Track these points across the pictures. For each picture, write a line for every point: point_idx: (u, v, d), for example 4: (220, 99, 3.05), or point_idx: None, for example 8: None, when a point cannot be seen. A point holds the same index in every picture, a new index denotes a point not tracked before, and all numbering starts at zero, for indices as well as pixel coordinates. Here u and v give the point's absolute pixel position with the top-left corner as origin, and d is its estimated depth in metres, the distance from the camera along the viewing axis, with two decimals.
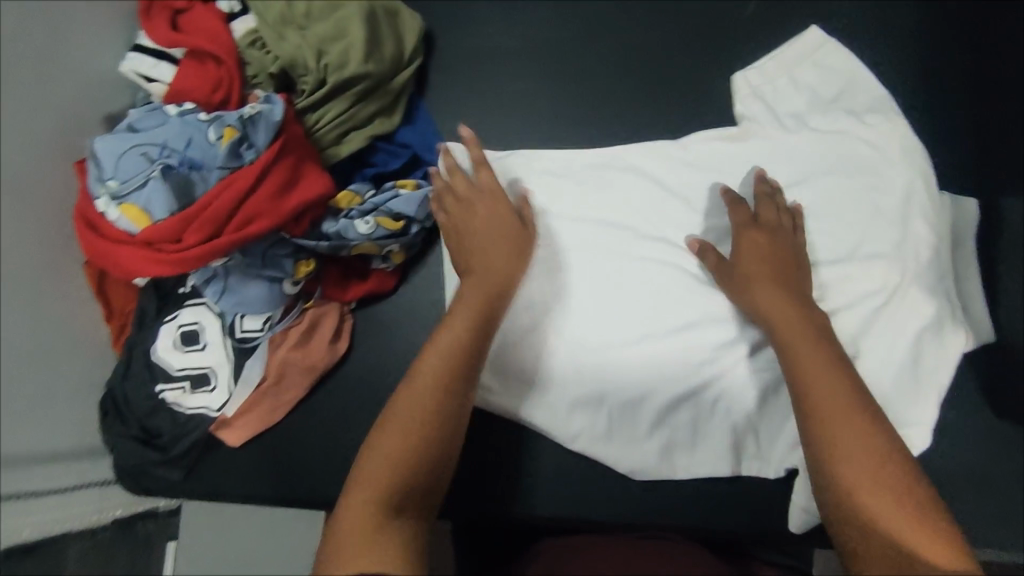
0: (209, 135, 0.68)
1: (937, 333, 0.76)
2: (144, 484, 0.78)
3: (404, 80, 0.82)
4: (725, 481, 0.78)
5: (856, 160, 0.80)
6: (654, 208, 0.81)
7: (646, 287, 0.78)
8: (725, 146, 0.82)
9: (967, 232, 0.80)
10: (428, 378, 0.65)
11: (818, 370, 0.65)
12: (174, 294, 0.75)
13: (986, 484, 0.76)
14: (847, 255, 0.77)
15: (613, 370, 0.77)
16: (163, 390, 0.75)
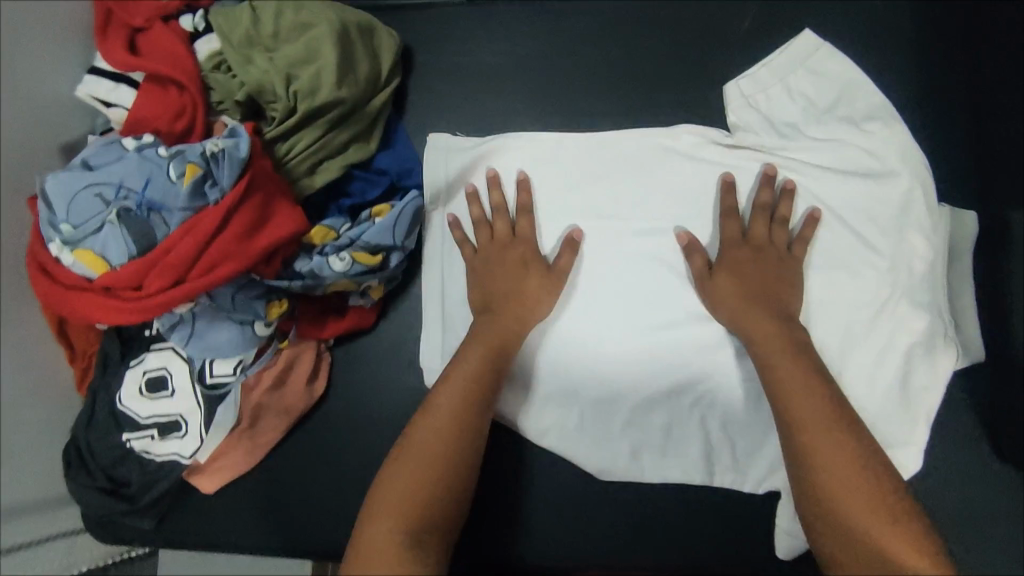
0: (169, 173, 0.63)
1: (927, 350, 0.72)
2: (117, 535, 0.75)
3: (382, 103, 0.78)
4: (722, 523, 0.74)
5: (851, 168, 0.75)
6: (641, 205, 0.75)
7: (631, 288, 0.73)
8: (719, 151, 0.76)
9: (966, 245, 0.76)
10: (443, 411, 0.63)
11: (797, 380, 0.62)
12: (139, 337, 0.72)
13: (987, 518, 0.73)
14: (840, 266, 0.72)
15: (591, 380, 0.73)
16: (130, 439, 0.71)
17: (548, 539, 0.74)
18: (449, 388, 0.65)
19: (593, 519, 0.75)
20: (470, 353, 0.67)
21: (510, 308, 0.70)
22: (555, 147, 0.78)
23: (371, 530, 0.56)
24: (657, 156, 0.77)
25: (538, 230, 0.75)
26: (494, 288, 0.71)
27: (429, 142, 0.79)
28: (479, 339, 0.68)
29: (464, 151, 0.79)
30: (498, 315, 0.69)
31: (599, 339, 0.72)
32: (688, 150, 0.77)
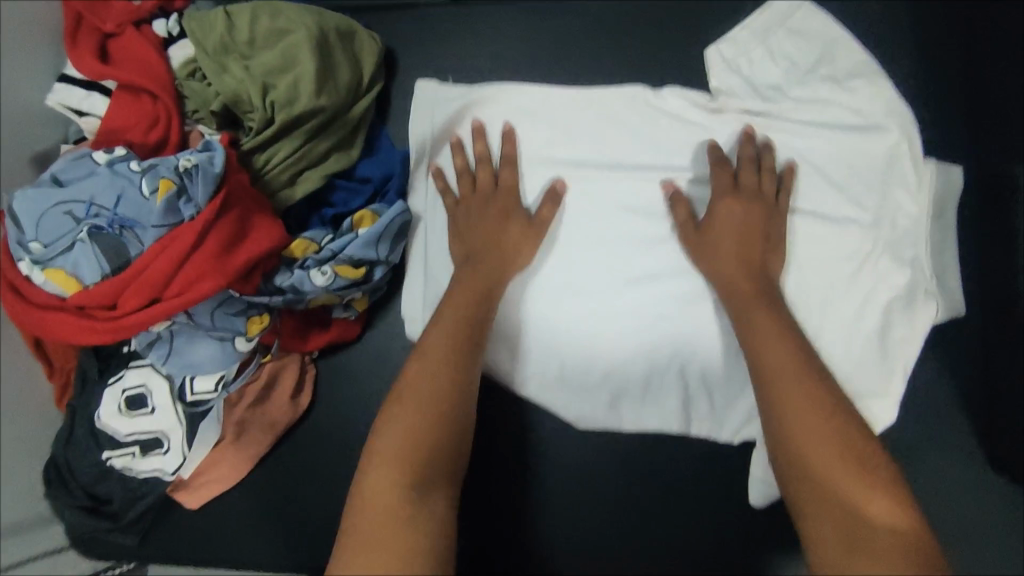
0: (142, 189, 0.61)
1: (908, 303, 0.67)
2: (99, 550, 0.75)
3: (364, 109, 0.76)
4: (716, 536, 0.71)
5: (836, 124, 0.71)
6: (625, 147, 0.75)
7: (616, 235, 0.73)
8: (697, 115, 0.74)
9: (950, 202, 0.70)
10: (437, 353, 0.61)
11: (773, 341, 0.60)
12: (118, 354, 0.70)
13: (1000, 530, 0.65)
14: (821, 215, 0.69)
15: (570, 329, 0.72)
16: (110, 457, 0.69)
17: (559, 533, 0.72)
18: (438, 332, 0.63)
19: (599, 515, 0.72)
20: (453, 301, 0.66)
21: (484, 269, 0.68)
22: (543, 99, 0.77)
23: (371, 474, 0.52)
24: (643, 115, 0.75)
25: (523, 180, 0.75)
26: (477, 244, 0.70)
27: (421, 86, 0.79)
28: (465, 285, 0.67)
29: (453, 98, 0.79)
30: (474, 276, 0.68)
31: (579, 283, 0.73)
32: (672, 109, 0.75)
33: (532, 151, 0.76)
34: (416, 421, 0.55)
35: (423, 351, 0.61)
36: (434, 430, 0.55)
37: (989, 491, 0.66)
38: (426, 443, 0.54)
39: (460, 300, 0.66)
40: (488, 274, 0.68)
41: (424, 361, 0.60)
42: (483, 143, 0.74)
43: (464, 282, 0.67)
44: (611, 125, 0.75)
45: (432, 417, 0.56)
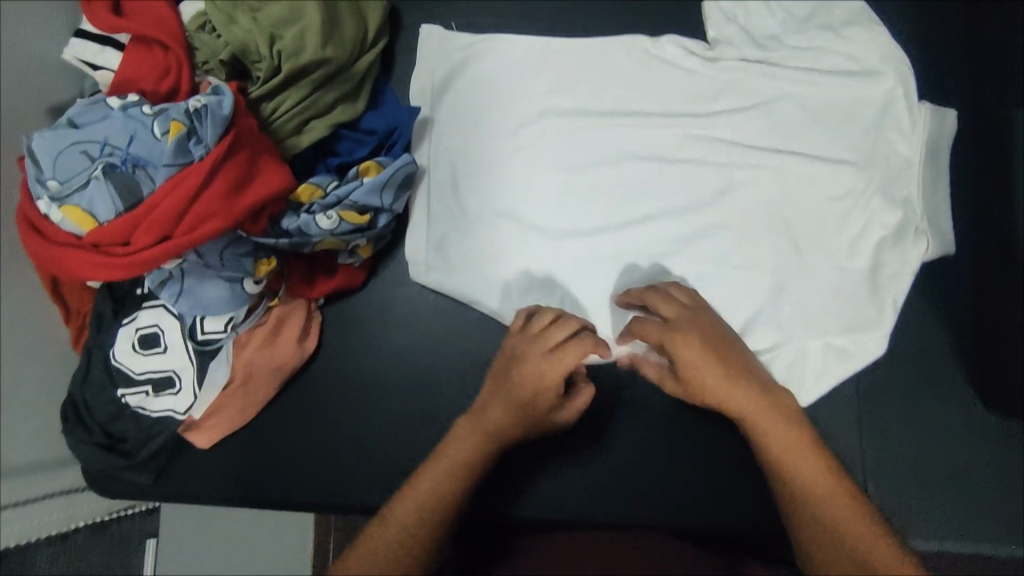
0: (154, 130, 0.64)
1: (899, 239, 0.69)
2: (111, 489, 0.77)
3: (369, 63, 0.78)
4: (709, 477, 0.74)
5: (832, 70, 0.73)
6: (624, 94, 0.77)
7: (618, 180, 0.75)
8: (699, 67, 0.76)
9: (943, 146, 0.71)
10: (417, 497, 0.59)
11: (790, 452, 0.57)
12: (131, 295, 0.73)
13: (1009, 464, 0.65)
14: (810, 154, 0.72)
15: (570, 270, 0.75)
16: (125, 394, 0.73)
17: (551, 503, 0.74)
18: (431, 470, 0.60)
19: (593, 476, 0.74)
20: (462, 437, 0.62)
21: (510, 421, 0.62)
22: (542, 51, 0.80)
23: None
24: (642, 65, 0.77)
25: (525, 126, 0.78)
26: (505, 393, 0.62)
27: (424, 31, 0.82)
28: (472, 426, 0.63)
29: (458, 48, 0.82)
30: (505, 427, 0.62)
31: (578, 225, 0.75)
32: (672, 60, 0.77)
33: (535, 102, 0.79)
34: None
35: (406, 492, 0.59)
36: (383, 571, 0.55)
37: (982, 432, 0.66)
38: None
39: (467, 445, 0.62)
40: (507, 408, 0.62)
41: (416, 510, 0.58)
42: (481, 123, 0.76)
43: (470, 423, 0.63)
44: (612, 76, 0.77)
45: (399, 557, 0.56)
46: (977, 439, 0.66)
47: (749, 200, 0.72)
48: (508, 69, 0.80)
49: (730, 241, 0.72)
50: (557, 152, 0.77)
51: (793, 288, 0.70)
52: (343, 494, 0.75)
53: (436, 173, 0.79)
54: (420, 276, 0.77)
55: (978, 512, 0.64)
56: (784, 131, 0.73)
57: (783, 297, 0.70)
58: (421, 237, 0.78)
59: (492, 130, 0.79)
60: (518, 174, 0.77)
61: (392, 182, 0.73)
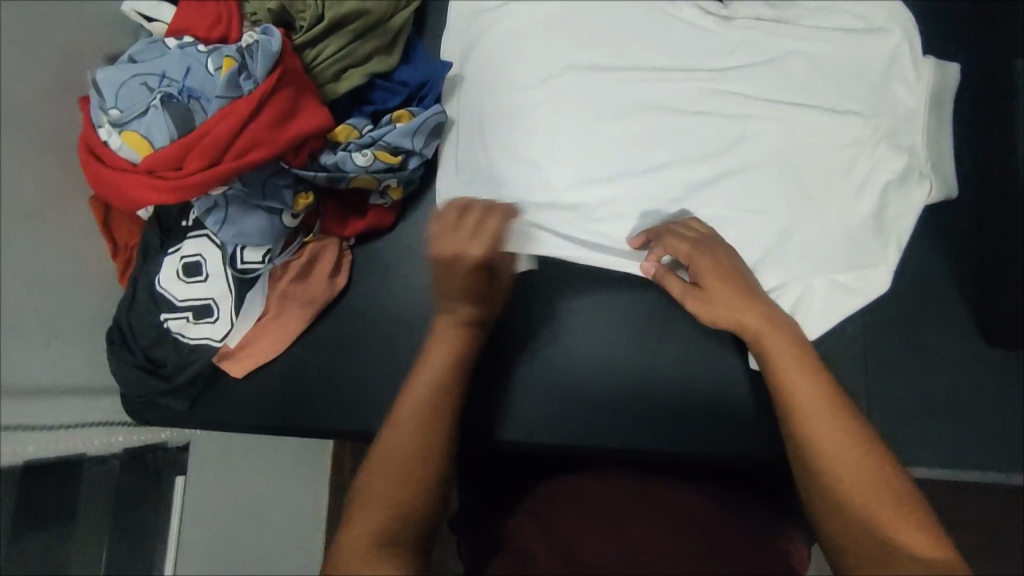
0: (208, 66, 0.69)
1: (902, 183, 0.73)
2: (144, 416, 0.81)
3: (404, 19, 0.82)
4: (723, 410, 0.77)
5: (840, 28, 0.77)
6: (644, 50, 0.81)
7: (637, 131, 0.78)
8: (715, 27, 0.80)
9: (946, 98, 0.75)
10: (415, 402, 0.58)
11: (790, 368, 0.57)
12: (177, 227, 0.78)
13: (999, 397, 0.71)
14: (820, 106, 0.75)
15: (591, 214, 0.77)
16: (166, 320, 0.77)
17: (574, 428, 0.76)
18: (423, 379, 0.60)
19: (613, 414, 0.77)
20: (435, 350, 0.62)
21: (479, 307, 0.64)
22: (563, 14, 0.83)
23: (354, 512, 0.52)
24: (659, 23, 0.81)
25: (550, 79, 0.81)
26: (446, 290, 0.63)
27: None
28: (444, 337, 0.62)
29: (485, 11, 0.86)
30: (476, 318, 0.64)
31: (599, 171, 0.78)
32: (689, 19, 0.81)
33: (558, 59, 0.82)
34: (390, 477, 0.54)
35: (404, 398, 0.59)
36: (401, 487, 0.53)
37: (976, 366, 0.71)
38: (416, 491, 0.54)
39: (441, 352, 0.61)
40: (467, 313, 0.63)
41: (414, 425, 0.57)
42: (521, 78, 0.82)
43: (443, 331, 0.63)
44: (632, 33, 0.81)
45: (414, 465, 0.55)
46: (971, 374, 0.71)
47: (760, 149, 0.75)
48: (531, 29, 0.83)
49: (742, 184, 0.75)
50: (578, 105, 0.80)
51: (801, 229, 0.73)
52: (368, 423, 0.79)
53: (464, 125, 0.83)
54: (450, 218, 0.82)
55: (969, 440, 0.70)
56: (796, 84, 0.76)
57: (791, 237, 0.73)
58: (448, 182, 0.82)
59: (514, 88, 0.82)
60: (544, 126, 0.80)
61: (422, 129, 0.77)
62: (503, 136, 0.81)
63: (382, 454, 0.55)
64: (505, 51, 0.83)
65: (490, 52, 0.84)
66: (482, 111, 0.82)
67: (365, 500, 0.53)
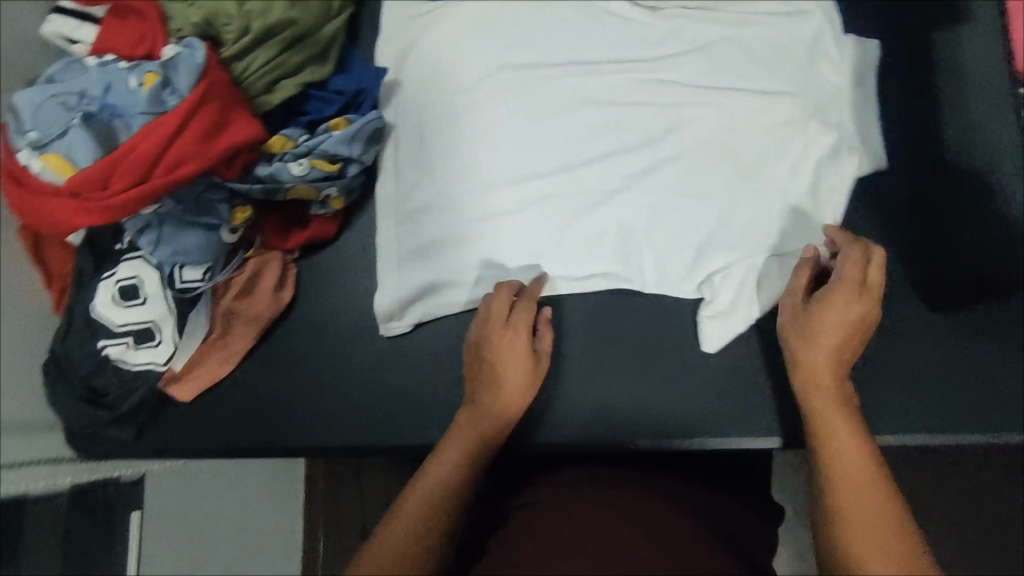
0: (129, 83, 0.67)
1: (833, 158, 0.74)
2: (89, 450, 0.77)
3: (334, 29, 0.81)
4: (691, 399, 0.75)
5: (766, 13, 0.79)
6: (576, 45, 0.81)
7: (577, 126, 0.79)
8: (647, 18, 0.81)
9: (871, 72, 0.77)
10: (450, 457, 0.62)
11: (829, 407, 0.62)
12: (112, 251, 0.74)
13: (944, 361, 0.73)
14: (750, 89, 0.77)
15: (537, 209, 0.77)
16: (105, 346, 0.73)
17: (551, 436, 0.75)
18: (457, 442, 0.64)
19: (580, 417, 0.75)
20: (464, 425, 0.65)
21: (504, 399, 0.66)
22: (493, 15, 0.83)
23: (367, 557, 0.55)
24: (591, 17, 0.82)
25: (486, 79, 0.81)
26: (490, 382, 0.67)
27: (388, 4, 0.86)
28: (479, 410, 0.66)
29: (416, 16, 0.85)
30: (504, 408, 0.66)
31: (542, 167, 0.78)
32: (620, 12, 0.81)
33: (494, 58, 0.81)
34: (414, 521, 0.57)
35: (438, 453, 0.63)
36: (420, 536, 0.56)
37: (920, 331, 0.73)
38: (420, 551, 0.56)
39: (471, 424, 0.65)
40: (507, 399, 0.66)
41: (443, 474, 0.61)
42: (454, 78, 0.82)
43: (476, 406, 0.66)
44: (566, 28, 0.82)
45: (433, 512, 0.58)
46: (914, 339, 0.73)
47: (697, 134, 0.76)
48: (462, 30, 0.83)
49: (682, 171, 0.76)
50: (516, 102, 0.80)
51: (738, 210, 0.75)
52: (325, 434, 0.79)
53: (403, 130, 0.83)
54: (393, 225, 0.81)
55: (917, 405, 0.71)
56: (729, 70, 0.77)
57: (732, 219, 0.74)
58: (390, 187, 0.82)
59: (450, 91, 0.81)
60: (484, 124, 0.80)
61: (359, 136, 0.76)
62: (442, 138, 0.80)
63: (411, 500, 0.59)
64: (438, 53, 0.83)
65: (425, 54, 0.83)
66: (419, 114, 0.82)
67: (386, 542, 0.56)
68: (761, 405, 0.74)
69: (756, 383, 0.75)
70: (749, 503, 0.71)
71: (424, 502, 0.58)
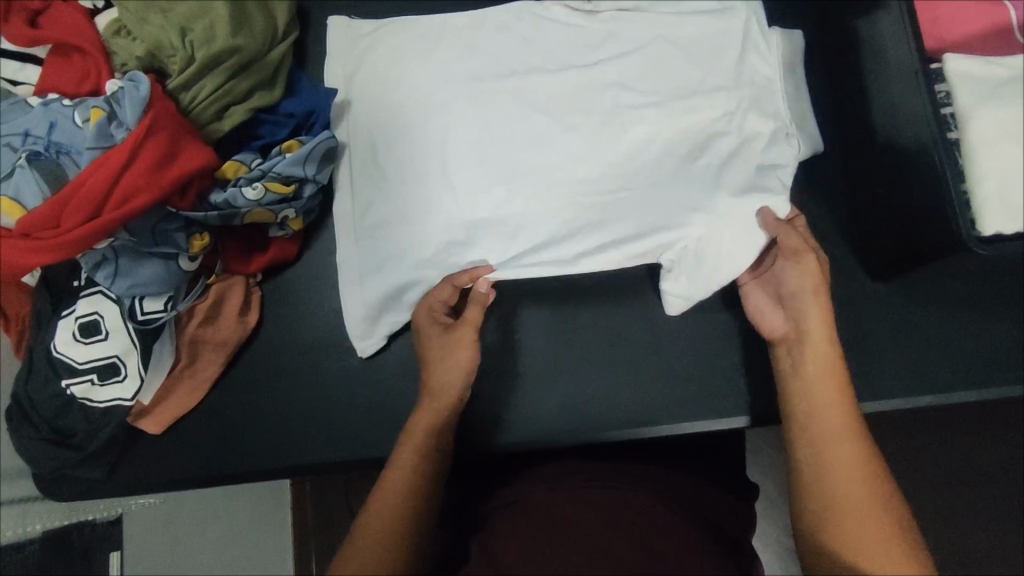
0: (76, 118, 0.68)
1: (771, 146, 0.78)
2: (58, 494, 0.75)
3: (280, 54, 0.82)
4: (656, 386, 0.77)
5: (695, 12, 0.82)
6: (516, 52, 0.83)
7: (525, 131, 0.79)
8: (582, 23, 0.84)
9: (798, 62, 0.82)
10: (422, 427, 0.66)
11: (819, 366, 0.65)
12: (69, 289, 0.73)
13: (889, 328, 0.76)
14: (688, 86, 0.79)
15: (491, 213, 0.78)
16: (70, 385, 0.72)
17: (523, 430, 0.76)
18: (426, 415, 0.67)
19: (551, 411, 0.77)
20: (429, 392, 0.68)
21: (458, 362, 0.68)
22: (435, 30, 0.85)
23: (363, 527, 0.60)
24: (529, 24, 0.84)
25: (433, 90, 0.81)
26: (438, 355, 0.69)
27: (331, 25, 0.88)
28: (438, 379, 0.68)
29: (360, 36, 0.87)
30: (453, 376, 0.68)
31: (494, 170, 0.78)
32: (557, 18, 0.84)
33: (440, 69, 0.83)
34: (400, 491, 0.62)
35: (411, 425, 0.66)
36: (406, 509, 0.61)
37: (865, 302, 0.77)
38: (406, 525, 0.60)
39: (437, 394, 0.68)
40: (457, 364, 0.68)
41: (420, 447, 0.64)
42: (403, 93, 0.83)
43: (436, 376, 0.68)
44: (507, 37, 0.84)
45: (414, 484, 0.62)
46: (862, 310, 0.77)
47: (641, 133, 0.78)
48: (406, 45, 0.84)
49: (630, 169, 0.78)
50: (463, 110, 0.80)
51: (687, 205, 0.76)
52: (301, 453, 0.79)
53: (356, 148, 0.84)
54: (352, 241, 0.83)
55: (871, 371, 0.75)
56: (665, 66, 0.80)
57: (682, 211, 0.77)
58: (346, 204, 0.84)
59: (397, 107, 0.82)
60: (434, 135, 0.79)
61: (313, 156, 0.76)
62: (396, 153, 0.81)
63: (396, 474, 0.63)
64: (385, 70, 0.84)
65: (372, 71, 0.85)
66: (371, 131, 0.83)
67: (379, 515, 0.60)
68: (723, 387, 0.77)
69: (716, 365, 0.77)
70: (722, 480, 0.73)
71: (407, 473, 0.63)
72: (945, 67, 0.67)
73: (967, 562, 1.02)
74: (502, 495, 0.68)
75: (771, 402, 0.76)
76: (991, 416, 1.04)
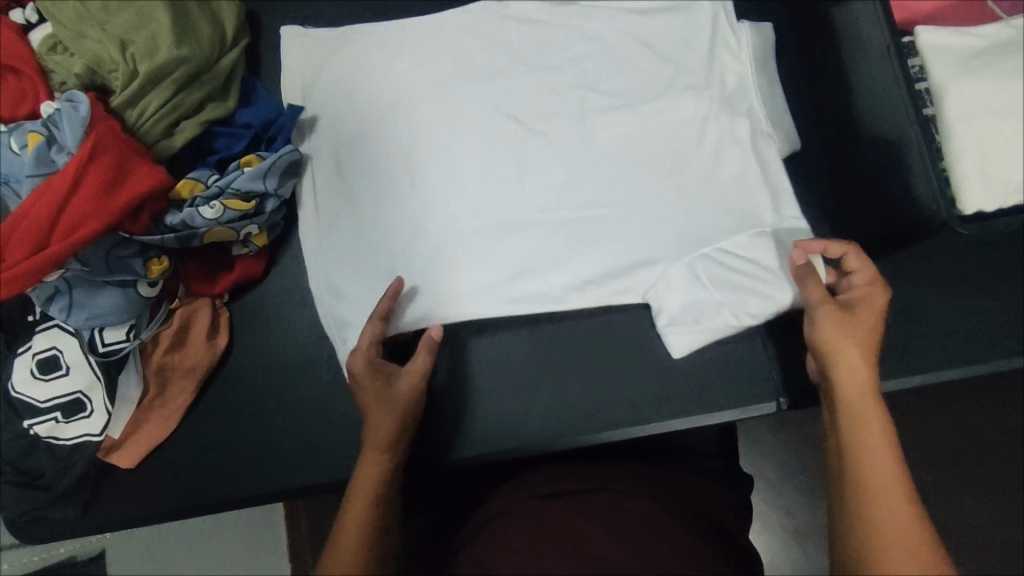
0: (12, 145, 0.64)
1: (749, 145, 0.76)
2: (37, 533, 0.75)
3: (231, 60, 0.78)
4: (647, 387, 0.75)
5: (660, 6, 0.81)
6: (480, 53, 0.80)
7: (497, 138, 0.78)
8: (545, 16, 0.81)
9: (770, 53, 0.79)
10: (380, 445, 0.64)
11: (854, 393, 0.57)
12: (23, 323, 0.71)
13: None
14: (658, 86, 0.78)
15: (467, 225, 0.76)
16: (33, 425, 0.69)
17: (505, 438, 0.74)
18: (379, 434, 0.64)
19: (535, 421, 0.75)
20: (376, 408, 0.65)
21: (404, 384, 0.66)
22: (395, 33, 0.82)
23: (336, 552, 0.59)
24: (492, 22, 0.81)
25: (400, 98, 0.79)
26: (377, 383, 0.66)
27: (284, 34, 0.83)
28: (382, 399, 0.65)
29: (316, 41, 0.83)
30: (397, 396, 0.66)
31: (465, 180, 0.77)
32: (518, 15, 0.82)
33: (406, 74, 0.80)
34: (369, 510, 0.60)
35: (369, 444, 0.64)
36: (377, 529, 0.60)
37: None
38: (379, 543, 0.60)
39: (384, 413, 0.65)
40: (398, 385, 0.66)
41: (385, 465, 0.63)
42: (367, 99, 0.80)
43: (380, 395, 0.66)
44: (470, 37, 0.81)
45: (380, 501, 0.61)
46: None
47: (613, 136, 0.77)
48: (367, 49, 0.81)
49: (605, 173, 0.77)
50: (431, 118, 0.78)
51: (660, 204, 0.75)
52: (283, 477, 0.76)
53: (320, 162, 0.80)
54: (328, 265, 0.78)
55: None
56: (631, 64, 0.79)
57: (661, 214, 0.75)
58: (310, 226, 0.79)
59: (364, 115, 0.79)
60: (405, 143, 0.78)
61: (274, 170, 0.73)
62: (368, 162, 0.78)
63: (359, 494, 0.61)
64: (347, 75, 0.81)
65: (333, 77, 0.81)
66: (336, 138, 0.80)
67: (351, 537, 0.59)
68: (714, 383, 0.74)
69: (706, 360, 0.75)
70: (717, 477, 0.71)
71: (371, 494, 0.61)
72: (919, 40, 0.66)
73: (967, 535, 1.02)
74: (483, 510, 0.66)
75: (761, 394, 0.74)
76: (977, 389, 1.05)
